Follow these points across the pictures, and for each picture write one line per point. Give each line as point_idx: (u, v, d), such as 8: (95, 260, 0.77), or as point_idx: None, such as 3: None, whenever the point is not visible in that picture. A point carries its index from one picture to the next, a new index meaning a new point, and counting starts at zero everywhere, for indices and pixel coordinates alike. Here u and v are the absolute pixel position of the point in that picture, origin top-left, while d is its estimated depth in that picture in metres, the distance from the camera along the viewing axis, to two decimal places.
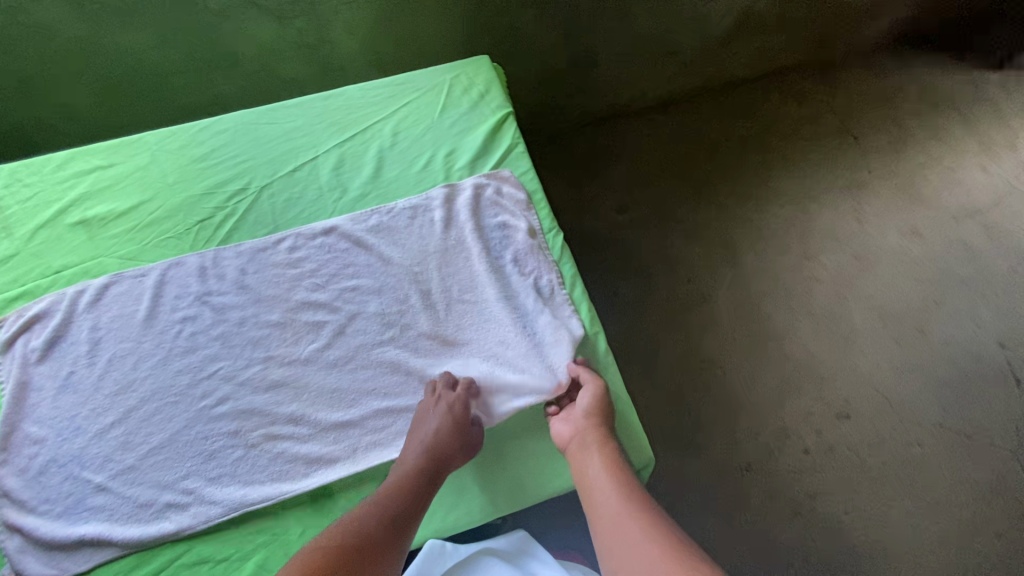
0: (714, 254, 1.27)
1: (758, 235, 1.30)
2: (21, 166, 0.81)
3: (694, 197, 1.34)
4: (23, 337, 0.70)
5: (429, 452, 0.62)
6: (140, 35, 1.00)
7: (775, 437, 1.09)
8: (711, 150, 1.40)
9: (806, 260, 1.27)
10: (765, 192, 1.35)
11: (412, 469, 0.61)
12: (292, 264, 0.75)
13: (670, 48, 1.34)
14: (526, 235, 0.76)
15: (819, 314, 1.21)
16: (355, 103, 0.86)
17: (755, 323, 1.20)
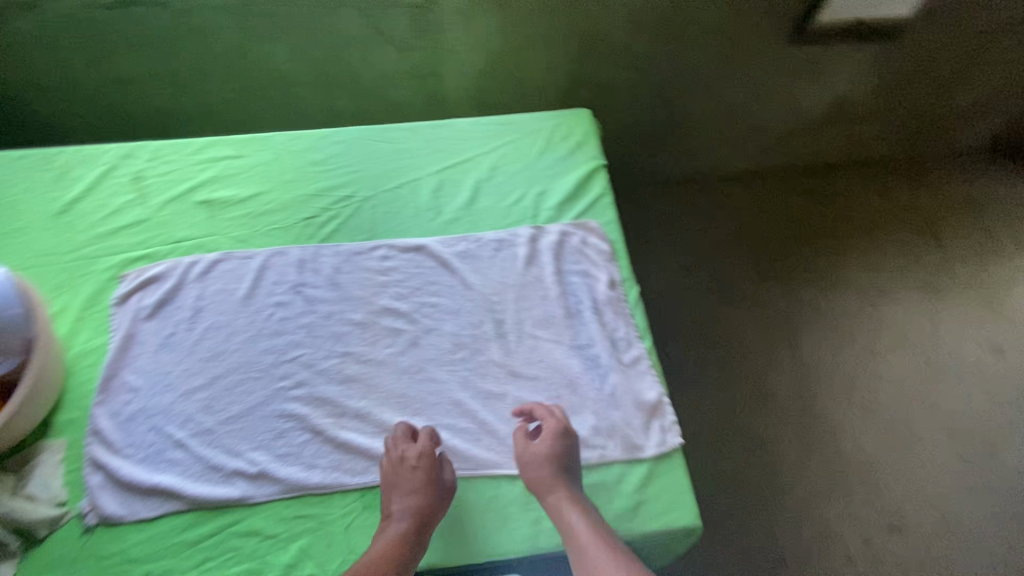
0: (776, 333, 1.26)
1: (825, 322, 1.27)
2: (165, 144, 0.91)
3: (762, 273, 1.33)
4: (138, 294, 0.78)
5: (411, 516, 0.62)
6: (282, 49, 1.12)
7: (818, 536, 1.04)
8: (785, 228, 1.40)
9: (873, 357, 1.23)
10: (835, 279, 1.33)
11: (396, 536, 0.61)
12: (382, 272, 0.81)
13: (758, 124, 1.37)
14: (606, 286, 0.80)
15: (877, 411, 1.17)
16: (460, 134, 0.93)
17: (811, 412, 1.16)
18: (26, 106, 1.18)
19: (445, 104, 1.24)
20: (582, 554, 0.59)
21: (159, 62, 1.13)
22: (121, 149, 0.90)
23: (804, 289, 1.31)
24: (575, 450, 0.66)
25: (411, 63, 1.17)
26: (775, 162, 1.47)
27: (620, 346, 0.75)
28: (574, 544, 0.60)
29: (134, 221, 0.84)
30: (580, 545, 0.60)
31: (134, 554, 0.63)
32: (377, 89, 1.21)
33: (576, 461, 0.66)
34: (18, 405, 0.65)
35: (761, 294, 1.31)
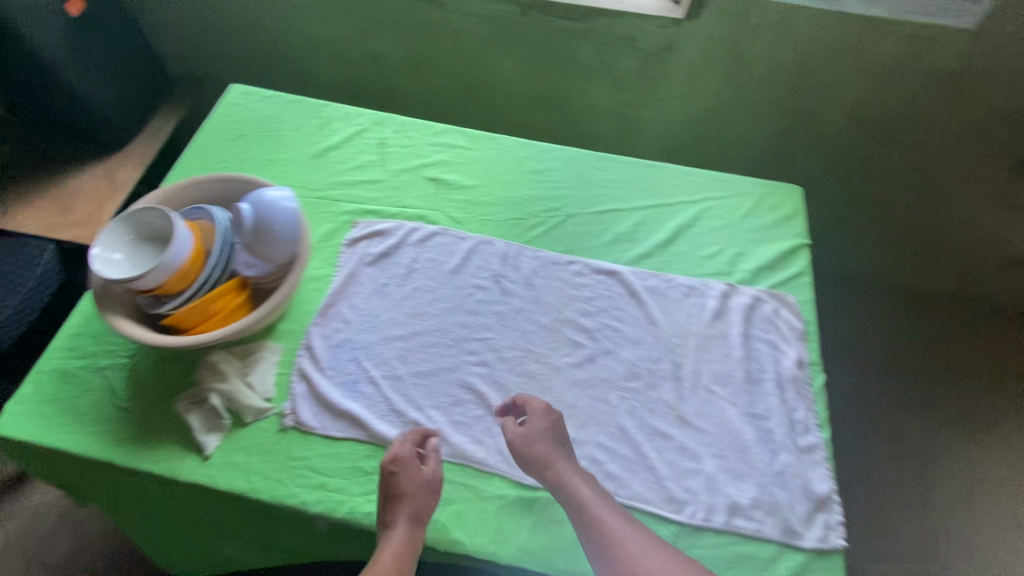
0: (910, 470, 1.23)
1: (966, 474, 1.24)
2: (410, 122, 1.03)
3: (907, 403, 1.31)
4: (365, 241, 0.88)
5: (410, 537, 0.63)
6: (515, 63, 1.21)
7: None
8: (943, 363, 1.36)
9: (1014, 528, 1.17)
10: (987, 434, 1.28)
11: (396, 555, 0.61)
12: (575, 284, 0.85)
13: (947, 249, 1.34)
14: (794, 363, 0.79)
15: (989, 572, 1.12)
16: (671, 179, 0.97)
17: (931, 562, 1.14)
18: (280, 60, 1.33)
19: (637, 145, 1.33)
20: (594, 528, 0.63)
21: (406, 51, 1.24)
22: (374, 116, 1.02)
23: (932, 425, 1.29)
24: (562, 425, 0.70)
25: (623, 103, 1.25)
26: (946, 288, 1.42)
27: (795, 428, 0.75)
28: (586, 521, 0.63)
29: (373, 179, 0.95)
30: (588, 519, 0.63)
31: (315, 465, 0.70)
32: (582, 117, 1.30)
33: (566, 435, 0.70)
34: (262, 315, 0.70)
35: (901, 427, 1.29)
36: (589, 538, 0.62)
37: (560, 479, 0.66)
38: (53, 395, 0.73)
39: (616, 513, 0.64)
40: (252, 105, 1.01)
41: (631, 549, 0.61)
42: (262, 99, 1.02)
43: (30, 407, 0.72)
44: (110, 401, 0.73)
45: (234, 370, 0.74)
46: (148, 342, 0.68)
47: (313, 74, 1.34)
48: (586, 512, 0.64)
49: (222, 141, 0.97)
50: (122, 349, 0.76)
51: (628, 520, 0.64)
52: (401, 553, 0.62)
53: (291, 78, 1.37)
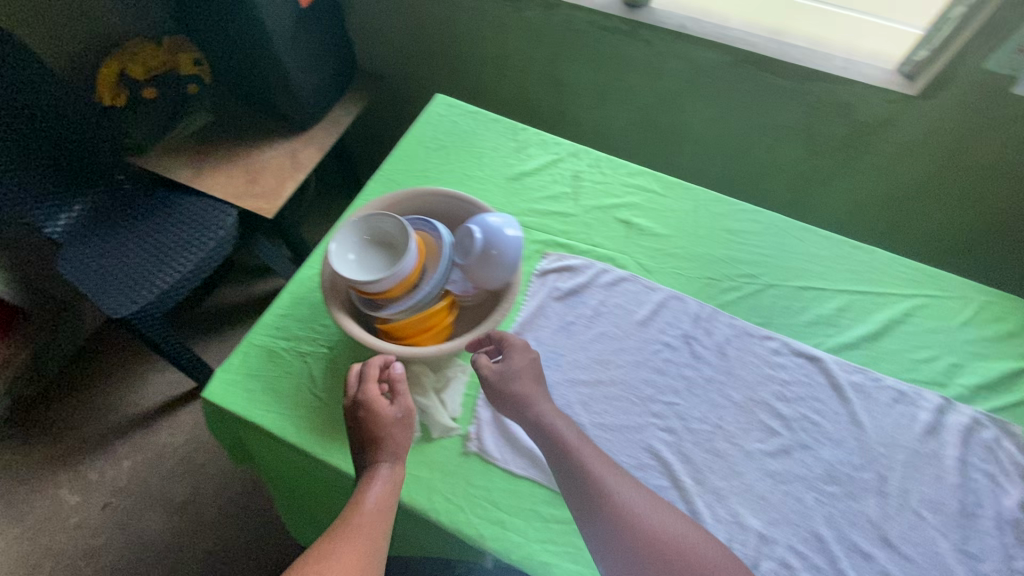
0: None
1: None
2: (604, 157, 1.01)
3: None
4: (555, 274, 0.87)
5: (391, 474, 0.64)
6: (707, 110, 1.18)
7: None
8: None
9: None
10: None
11: (383, 494, 0.62)
12: (771, 364, 0.79)
13: None
14: (1019, 506, 0.71)
15: None
16: (880, 265, 0.89)
17: None
18: (464, 69, 1.35)
19: (812, 209, 1.25)
20: (586, 477, 0.63)
21: (593, 80, 1.23)
22: (570, 147, 1.02)
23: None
24: (539, 366, 0.73)
25: (811, 167, 1.18)
26: None
27: None
28: (581, 474, 0.64)
29: (565, 212, 0.94)
30: (580, 469, 0.64)
31: (494, 499, 0.69)
32: (760, 172, 1.24)
33: (542, 377, 0.72)
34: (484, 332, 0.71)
35: None
36: (583, 490, 0.63)
37: (537, 415, 0.68)
38: (256, 371, 0.76)
39: (612, 469, 0.65)
40: (456, 118, 1.04)
41: (631, 501, 0.62)
42: (464, 113, 1.05)
43: (235, 378, 0.75)
44: (308, 389, 0.75)
45: (428, 381, 0.75)
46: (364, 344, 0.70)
47: (493, 86, 1.36)
48: (580, 463, 0.64)
49: (426, 150, 0.99)
50: (323, 339, 0.79)
51: (626, 477, 0.65)
52: (385, 492, 0.62)
53: (469, 85, 1.39)
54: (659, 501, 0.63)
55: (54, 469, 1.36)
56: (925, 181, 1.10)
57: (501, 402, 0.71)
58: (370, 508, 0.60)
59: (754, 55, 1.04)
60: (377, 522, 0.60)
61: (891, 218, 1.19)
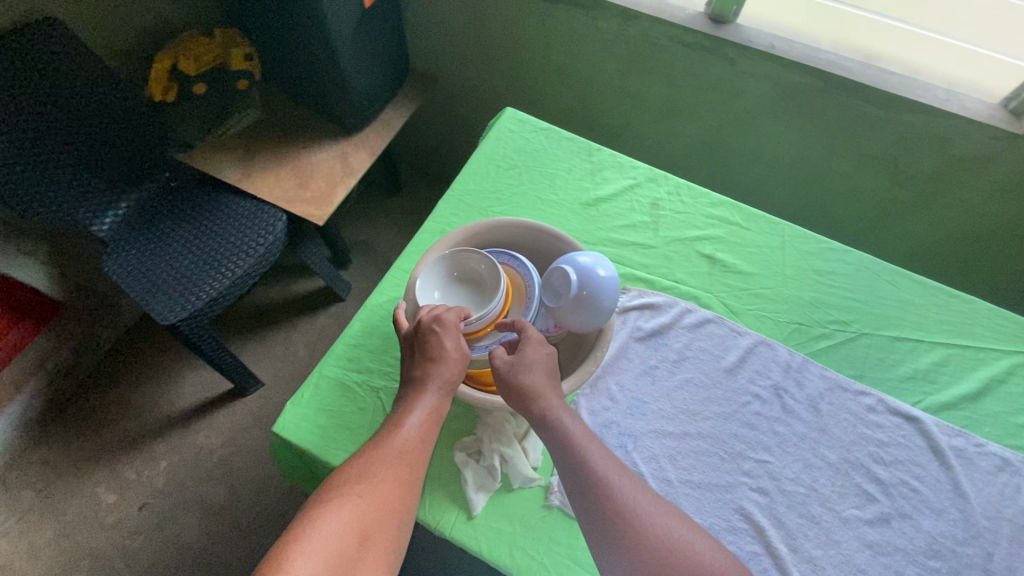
0: None
1: None
2: (684, 185, 0.96)
3: None
4: (636, 313, 0.83)
5: (432, 403, 0.62)
6: (785, 134, 1.12)
7: None
8: None
9: None
10: None
11: (424, 422, 0.61)
12: (867, 422, 0.75)
13: None
14: None
15: None
16: (980, 318, 0.85)
17: None
18: (525, 76, 1.30)
19: (883, 240, 1.21)
20: (597, 487, 0.59)
21: (665, 96, 1.17)
22: (648, 171, 0.97)
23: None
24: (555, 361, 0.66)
25: (891, 199, 1.13)
26: None
27: None
28: (593, 484, 0.59)
29: (645, 243, 0.89)
30: (592, 478, 0.60)
31: (578, 556, 0.66)
32: (832, 199, 1.19)
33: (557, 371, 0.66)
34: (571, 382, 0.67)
35: None
36: (594, 502, 0.59)
37: (545, 413, 0.62)
38: (328, 405, 0.72)
39: (629, 480, 0.61)
40: (527, 136, 0.99)
41: (643, 516, 0.58)
42: (536, 131, 1.00)
43: (308, 412, 0.72)
44: (382, 425, 0.72)
45: (511, 428, 0.71)
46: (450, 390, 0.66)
47: (553, 97, 1.31)
48: (591, 470, 0.60)
49: (497, 169, 0.95)
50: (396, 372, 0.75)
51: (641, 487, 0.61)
52: (426, 421, 0.61)
53: (528, 93, 1.34)
54: (674, 511, 0.60)
55: (92, 466, 1.35)
56: (1014, 222, 1.05)
57: (509, 399, 0.64)
58: (409, 435, 0.60)
59: (847, 81, 0.98)
60: (415, 448, 0.60)
61: (970, 255, 1.14)
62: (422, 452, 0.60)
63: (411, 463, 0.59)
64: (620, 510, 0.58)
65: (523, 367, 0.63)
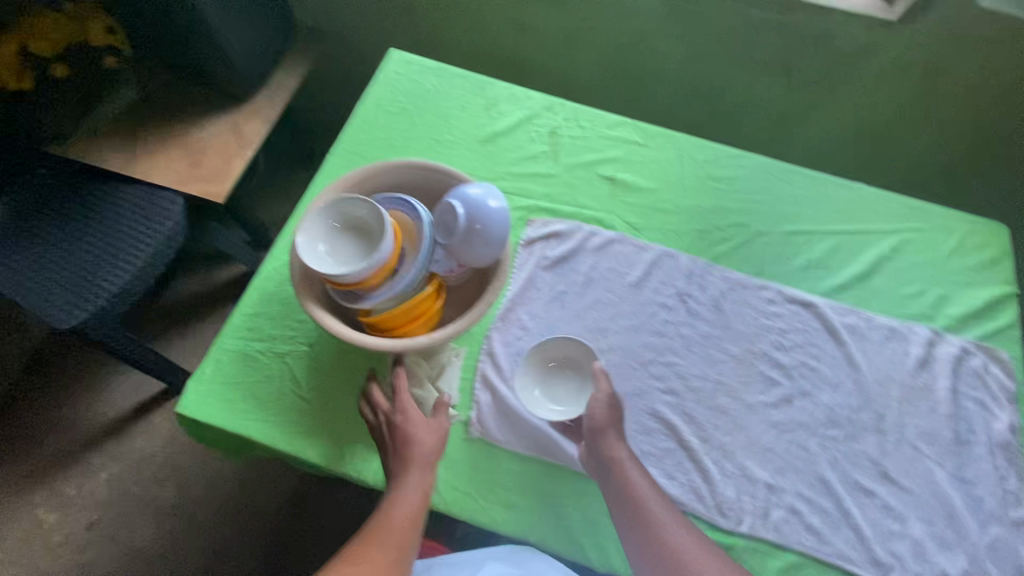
0: None
1: None
2: (582, 110, 0.95)
3: None
4: (542, 243, 0.83)
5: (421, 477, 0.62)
6: (680, 49, 1.12)
7: None
8: None
9: None
10: None
11: (412, 507, 0.60)
12: (767, 314, 0.79)
13: None
14: (1007, 429, 0.74)
15: None
16: (867, 202, 0.89)
17: None
18: (417, 19, 1.24)
19: (784, 147, 1.23)
20: (638, 512, 0.60)
21: (560, 24, 1.15)
22: (544, 101, 0.95)
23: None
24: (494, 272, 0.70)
25: (788, 103, 1.15)
26: None
27: (1007, 499, 0.70)
28: (633, 503, 0.61)
29: (547, 172, 0.88)
30: (634, 501, 0.61)
31: (504, 481, 0.68)
32: (734, 111, 1.20)
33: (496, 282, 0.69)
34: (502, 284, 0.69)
35: None
36: (650, 541, 0.58)
37: (616, 461, 0.63)
38: (233, 379, 0.70)
39: (664, 506, 0.61)
40: (416, 77, 0.95)
41: (670, 536, 0.59)
42: (424, 71, 0.96)
43: (213, 389, 0.69)
44: (292, 390, 0.70)
45: (423, 371, 0.71)
46: (343, 337, 0.63)
47: (449, 40, 1.26)
48: (634, 491, 0.61)
49: (387, 116, 0.91)
50: (301, 336, 0.73)
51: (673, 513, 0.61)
52: (413, 503, 0.60)
53: (423, 39, 1.28)
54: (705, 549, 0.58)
55: (26, 489, 1.29)
56: (897, 109, 1.10)
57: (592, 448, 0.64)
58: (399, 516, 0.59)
59: None
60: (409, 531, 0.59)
61: (866, 150, 1.19)
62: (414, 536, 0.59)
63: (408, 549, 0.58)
64: (656, 535, 0.59)
65: (596, 424, 0.64)
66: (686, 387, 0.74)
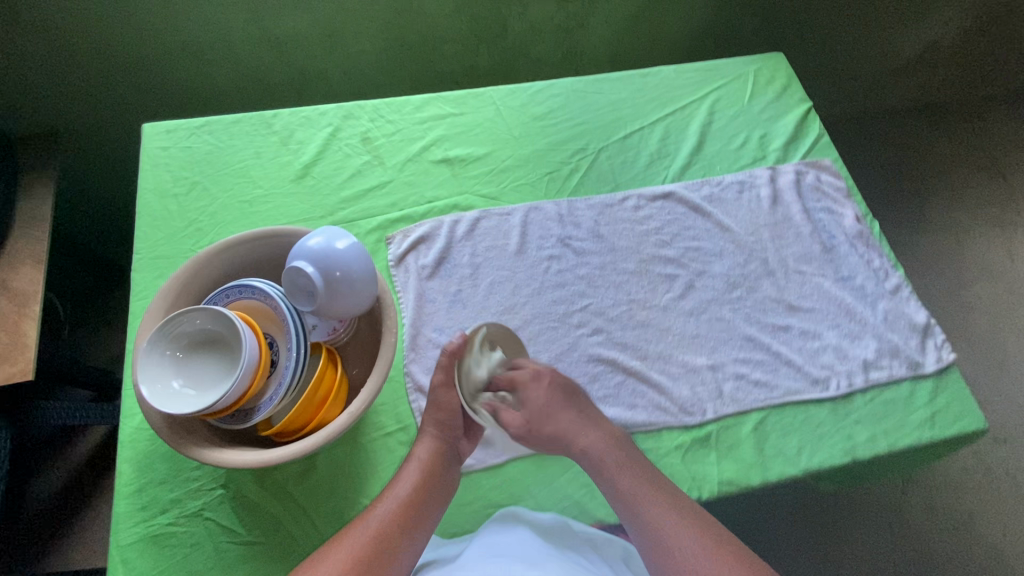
0: (914, 264, 1.38)
1: (959, 239, 1.41)
2: (383, 104, 0.88)
3: (898, 208, 1.45)
4: (412, 254, 0.77)
5: (438, 452, 0.62)
6: (445, 2, 1.08)
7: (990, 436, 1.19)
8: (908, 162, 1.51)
9: (999, 275, 1.37)
10: (960, 206, 1.45)
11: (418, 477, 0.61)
12: (640, 220, 0.82)
13: (883, 56, 1.46)
14: (854, 220, 0.85)
15: (997, 317, 1.32)
16: (671, 81, 0.94)
17: (960, 326, 1.32)
18: (156, 75, 1.07)
19: (581, 57, 1.26)
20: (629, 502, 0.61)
21: (317, 21, 1.05)
22: (339, 110, 0.87)
23: (908, 232, 1.42)
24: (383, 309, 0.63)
25: (566, 16, 1.16)
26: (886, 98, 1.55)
27: (880, 276, 0.81)
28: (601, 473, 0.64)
29: (380, 182, 0.82)
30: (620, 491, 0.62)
31: (493, 498, 0.65)
32: (522, 43, 1.19)
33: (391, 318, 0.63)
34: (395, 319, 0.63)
35: (901, 232, 1.42)
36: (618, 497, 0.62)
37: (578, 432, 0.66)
38: (155, 569, 0.59)
39: (650, 486, 0.62)
40: (188, 144, 0.82)
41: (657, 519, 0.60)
42: (194, 134, 0.83)
43: None
44: (230, 542, 0.60)
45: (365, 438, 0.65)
46: (252, 464, 0.54)
47: (207, 84, 1.10)
48: (618, 481, 0.63)
49: (175, 199, 0.78)
50: (208, 481, 0.63)
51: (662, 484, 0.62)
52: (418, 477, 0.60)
53: (176, 94, 1.11)
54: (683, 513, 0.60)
55: None
56: None
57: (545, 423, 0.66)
58: (385, 509, 0.59)
59: None
60: (398, 520, 0.58)
61: (649, 30, 1.25)
62: (408, 522, 0.58)
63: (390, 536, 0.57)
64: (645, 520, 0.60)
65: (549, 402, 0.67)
66: (605, 320, 0.75)
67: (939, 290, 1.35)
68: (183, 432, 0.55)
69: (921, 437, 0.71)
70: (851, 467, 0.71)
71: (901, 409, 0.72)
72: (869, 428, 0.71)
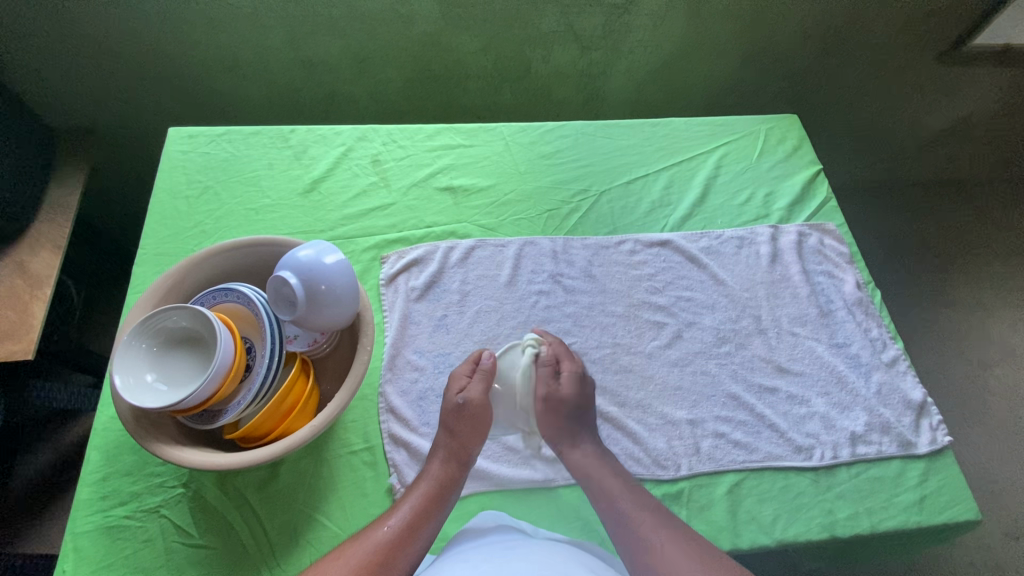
0: (923, 335, 1.34)
1: (976, 315, 1.36)
2: (398, 130, 0.92)
3: (913, 278, 1.41)
4: (404, 275, 0.78)
5: (450, 470, 0.63)
6: (472, 40, 1.12)
7: (1002, 527, 1.10)
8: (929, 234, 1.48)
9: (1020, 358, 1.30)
10: (980, 282, 1.40)
11: (433, 486, 0.61)
12: (634, 265, 0.82)
13: (910, 126, 1.45)
14: (855, 287, 0.83)
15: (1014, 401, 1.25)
16: (681, 133, 0.96)
17: (972, 404, 1.25)
18: (191, 82, 1.13)
19: (600, 103, 1.29)
20: (650, 552, 0.59)
21: (348, 47, 1.10)
22: (354, 132, 0.91)
23: (922, 303, 1.38)
24: (365, 328, 0.63)
25: (589, 63, 1.20)
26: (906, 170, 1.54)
27: (877, 346, 0.79)
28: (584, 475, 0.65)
29: (383, 203, 0.84)
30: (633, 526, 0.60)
31: (449, 532, 0.63)
32: (545, 85, 1.23)
33: (371, 338, 0.62)
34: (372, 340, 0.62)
35: (915, 302, 1.38)
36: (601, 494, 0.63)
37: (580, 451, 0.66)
38: (103, 562, 0.59)
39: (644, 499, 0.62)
40: (207, 151, 0.86)
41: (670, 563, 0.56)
42: (214, 141, 0.87)
43: None
44: (181, 542, 0.60)
45: (336, 450, 0.66)
46: (198, 467, 0.53)
47: (242, 99, 1.17)
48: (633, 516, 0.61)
49: (187, 201, 0.81)
50: (171, 478, 0.63)
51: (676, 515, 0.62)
52: (432, 489, 0.61)
53: (207, 103, 1.17)
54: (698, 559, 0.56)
55: None
56: (679, 42, 1.19)
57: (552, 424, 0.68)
58: (391, 526, 0.58)
59: None
60: (405, 538, 0.58)
61: (669, 83, 1.27)
62: (412, 542, 0.58)
63: (403, 543, 0.57)
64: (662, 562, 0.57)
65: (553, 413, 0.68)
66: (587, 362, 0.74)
67: (956, 369, 1.29)
68: (155, 424, 0.56)
69: (907, 520, 0.67)
70: (830, 545, 0.67)
71: (887, 487, 0.69)
72: (852, 503, 0.67)
